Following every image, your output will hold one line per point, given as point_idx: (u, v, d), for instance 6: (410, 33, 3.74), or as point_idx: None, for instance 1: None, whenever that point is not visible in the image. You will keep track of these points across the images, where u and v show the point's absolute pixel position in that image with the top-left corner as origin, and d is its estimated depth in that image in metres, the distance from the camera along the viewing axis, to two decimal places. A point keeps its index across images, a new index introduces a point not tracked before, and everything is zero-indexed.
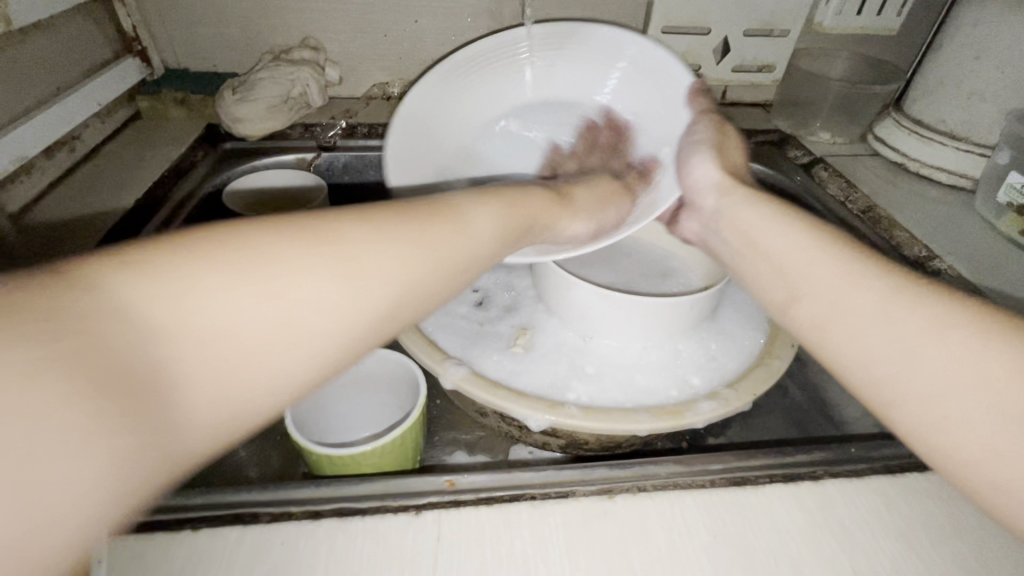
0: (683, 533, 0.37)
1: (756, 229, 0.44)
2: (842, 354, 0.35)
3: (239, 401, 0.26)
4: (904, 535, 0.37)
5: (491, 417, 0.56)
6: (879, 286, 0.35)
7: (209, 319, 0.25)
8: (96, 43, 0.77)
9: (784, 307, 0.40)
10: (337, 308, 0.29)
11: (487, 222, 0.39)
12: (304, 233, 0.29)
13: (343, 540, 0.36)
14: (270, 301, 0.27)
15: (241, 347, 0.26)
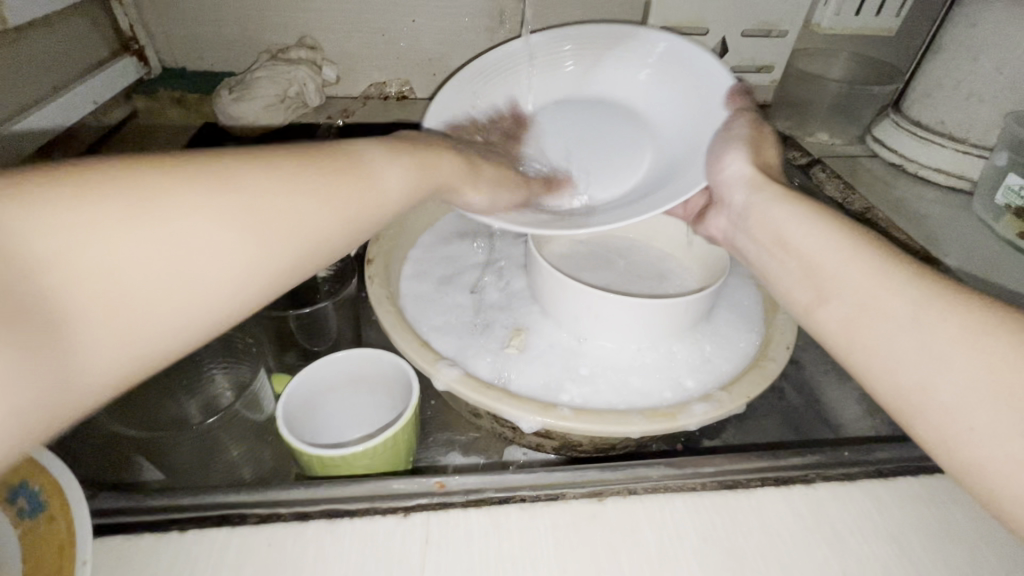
0: (673, 536, 0.36)
1: (784, 226, 0.41)
2: (872, 361, 0.34)
3: (165, 329, 0.28)
4: (896, 538, 0.37)
5: (484, 418, 0.56)
6: (881, 289, 0.34)
7: (135, 251, 0.27)
8: (93, 41, 0.77)
9: (809, 308, 0.38)
10: (258, 250, 0.31)
11: (398, 177, 0.40)
12: (204, 176, 0.30)
13: (331, 541, 0.36)
14: (190, 240, 0.28)
15: (166, 279, 0.28)
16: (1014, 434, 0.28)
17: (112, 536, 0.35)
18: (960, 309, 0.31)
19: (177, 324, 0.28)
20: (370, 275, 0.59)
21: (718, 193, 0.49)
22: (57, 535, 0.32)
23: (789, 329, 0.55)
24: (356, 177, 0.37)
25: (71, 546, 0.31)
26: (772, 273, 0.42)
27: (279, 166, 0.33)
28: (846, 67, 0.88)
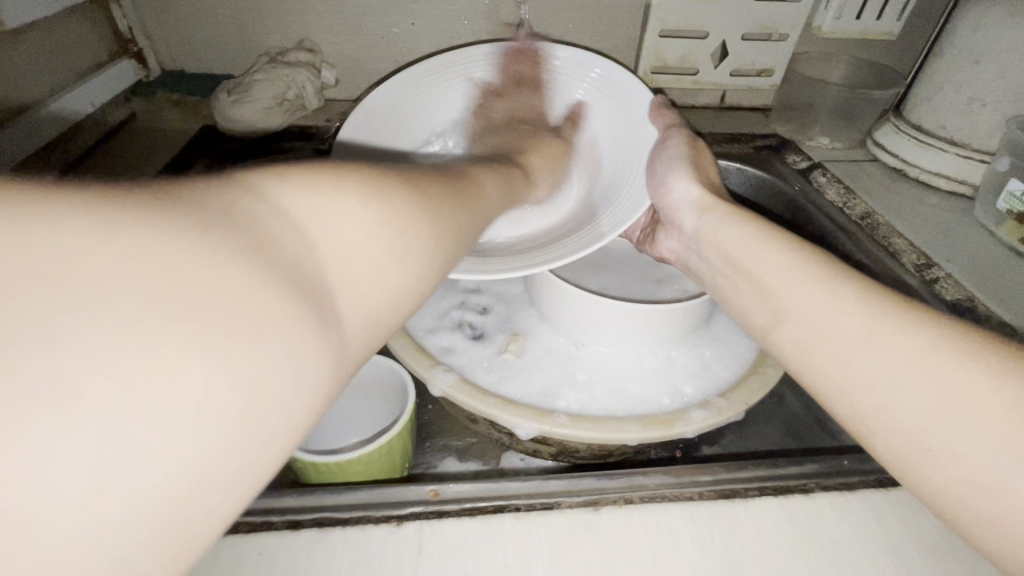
0: (670, 547, 0.36)
1: (731, 246, 0.45)
2: (818, 378, 0.36)
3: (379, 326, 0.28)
4: (897, 551, 0.37)
5: (481, 424, 0.55)
6: (831, 306, 0.36)
7: (363, 245, 0.27)
8: (91, 44, 0.77)
9: (766, 329, 0.40)
10: (441, 247, 0.32)
11: (496, 194, 0.45)
12: (401, 174, 0.32)
13: (322, 551, 0.35)
14: (400, 233, 0.29)
15: (390, 272, 0.28)
16: None
17: None
18: (908, 330, 0.33)
19: (391, 307, 0.28)
20: None
21: (667, 216, 0.53)
22: None
23: None
24: (478, 192, 0.41)
25: None
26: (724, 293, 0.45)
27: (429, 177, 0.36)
28: (847, 71, 0.88)
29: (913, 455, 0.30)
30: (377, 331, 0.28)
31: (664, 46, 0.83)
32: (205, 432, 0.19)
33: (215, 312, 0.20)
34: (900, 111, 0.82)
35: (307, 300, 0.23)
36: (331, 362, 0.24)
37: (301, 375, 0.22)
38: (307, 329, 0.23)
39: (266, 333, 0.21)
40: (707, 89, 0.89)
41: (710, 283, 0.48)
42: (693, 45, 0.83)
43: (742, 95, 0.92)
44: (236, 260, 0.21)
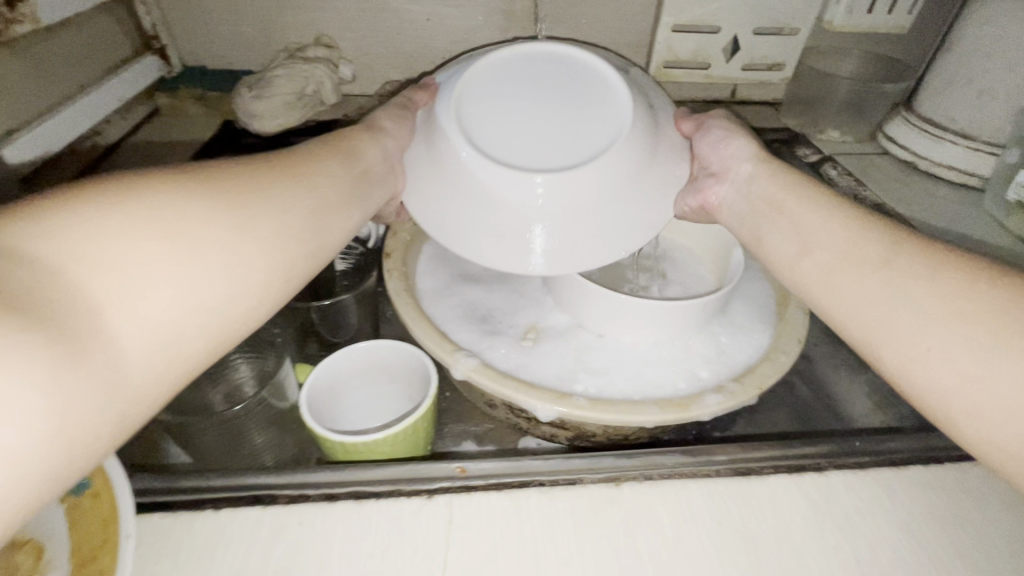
0: (688, 521, 0.38)
1: (783, 193, 0.45)
2: (837, 300, 0.38)
3: (155, 360, 0.28)
4: (908, 526, 0.38)
5: (500, 409, 0.57)
6: (857, 240, 0.39)
7: (90, 269, 0.26)
8: (117, 42, 0.78)
9: (792, 261, 0.42)
10: (225, 252, 0.32)
11: (323, 169, 0.43)
12: (168, 232, 0.30)
13: (358, 520, 0.37)
14: (127, 257, 0.28)
15: (107, 316, 0.26)
16: None
17: (150, 513, 0.37)
18: (928, 265, 0.35)
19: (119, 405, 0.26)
20: (390, 268, 0.60)
21: (718, 167, 0.51)
22: (100, 508, 0.34)
23: (801, 323, 0.56)
24: (277, 179, 0.38)
25: (114, 522, 0.33)
26: (761, 234, 0.46)
27: (245, 192, 0.35)
28: (858, 64, 0.89)
29: (936, 405, 0.33)
30: (163, 373, 0.29)
31: (676, 41, 0.84)
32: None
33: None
34: (910, 104, 0.82)
35: (60, 340, 0.24)
36: (124, 416, 0.27)
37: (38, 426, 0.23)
38: (57, 353, 0.24)
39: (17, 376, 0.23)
40: (719, 83, 0.90)
41: (744, 229, 0.48)
42: (704, 40, 0.84)
43: (752, 89, 0.92)
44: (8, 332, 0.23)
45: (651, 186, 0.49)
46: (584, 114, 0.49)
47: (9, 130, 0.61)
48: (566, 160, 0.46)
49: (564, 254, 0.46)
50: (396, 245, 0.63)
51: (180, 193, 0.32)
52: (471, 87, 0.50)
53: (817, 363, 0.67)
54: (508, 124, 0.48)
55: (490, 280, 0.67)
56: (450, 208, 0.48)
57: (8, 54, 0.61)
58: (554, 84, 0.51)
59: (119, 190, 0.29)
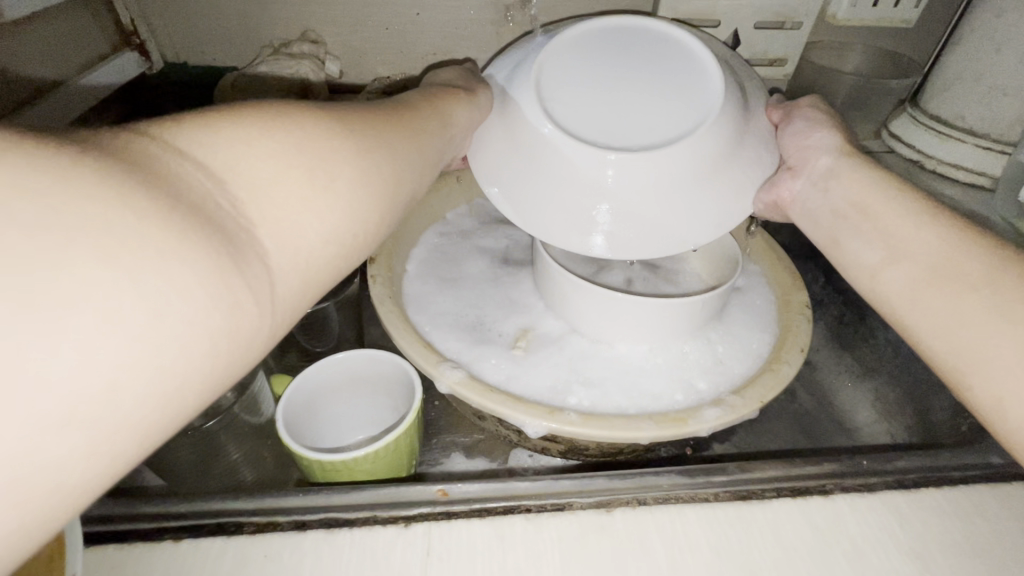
0: (685, 551, 0.35)
1: (873, 195, 0.42)
2: (931, 318, 0.36)
3: (293, 283, 0.28)
4: (919, 554, 0.36)
5: (489, 421, 0.55)
6: (955, 256, 0.36)
7: (246, 187, 0.26)
8: (94, 36, 0.75)
9: (876, 271, 0.40)
10: (356, 192, 0.31)
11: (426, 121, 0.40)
12: (298, 168, 0.28)
13: (329, 550, 0.34)
14: (274, 181, 0.27)
15: (250, 238, 0.25)
16: None
17: (106, 543, 0.34)
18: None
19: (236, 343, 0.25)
20: (374, 273, 0.57)
21: (795, 160, 0.47)
22: (45, 544, 0.31)
23: (804, 331, 0.54)
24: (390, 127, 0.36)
25: (61, 559, 0.30)
26: (838, 238, 0.43)
27: (376, 133, 0.34)
28: (863, 59, 0.86)
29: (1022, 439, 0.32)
30: (295, 298, 0.28)
31: None
32: (157, 333, 0.21)
33: (152, 255, 0.21)
34: (917, 101, 0.80)
35: (225, 248, 0.24)
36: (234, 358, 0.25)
37: (208, 328, 0.23)
38: (225, 261, 0.23)
39: (186, 272, 0.22)
40: None
41: (819, 232, 0.45)
42: (704, 35, 0.81)
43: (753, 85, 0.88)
44: (180, 228, 0.22)
45: (735, 175, 0.45)
46: (674, 91, 0.44)
47: None
48: (648, 139, 0.43)
49: (637, 238, 0.43)
50: (381, 249, 0.60)
51: (322, 123, 0.30)
52: (556, 55, 0.46)
53: (819, 370, 0.64)
54: (590, 97, 0.44)
55: (481, 284, 0.64)
56: (520, 186, 0.45)
57: None
58: (645, 58, 0.46)
59: (264, 117, 0.28)
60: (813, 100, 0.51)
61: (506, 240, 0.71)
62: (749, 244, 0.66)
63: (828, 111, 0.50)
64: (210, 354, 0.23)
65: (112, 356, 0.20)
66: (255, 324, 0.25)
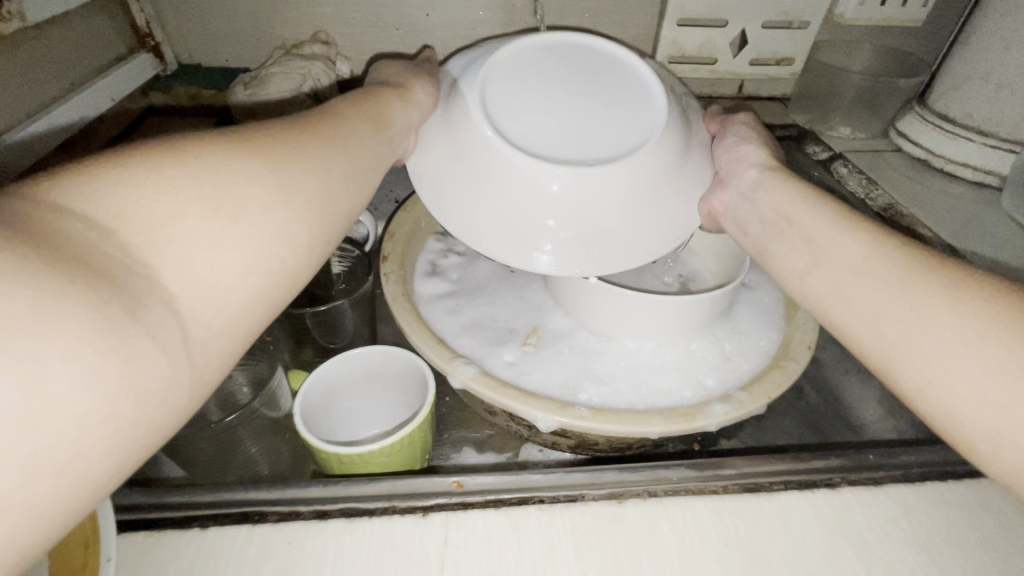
0: (694, 542, 0.36)
1: (795, 202, 0.43)
2: (850, 317, 0.36)
3: (210, 327, 0.26)
4: (925, 545, 0.36)
5: (500, 417, 0.56)
6: (872, 256, 0.36)
7: (139, 236, 0.24)
8: (110, 39, 0.76)
9: (803, 274, 0.40)
10: (274, 224, 0.29)
11: (361, 144, 0.39)
12: (211, 201, 0.26)
13: (351, 539, 0.36)
14: (172, 220, 0.25)
15: (156, 279, 0.24)
16: None
17: (134, 531, 0.36)
18: (951, 282, 0.32)
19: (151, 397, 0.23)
20: (387, 272, 0.58)
21: (725, 172, 0.49)
22: (80, 530, 0.33)
23: (810, 329, 0.54)
24: (320, 150, 0.35)
25: (95, 543, 0.32)
26: (768, 246, 0.44)
27: (299, 158, 0.33)
28: (870, 58, 0.86)
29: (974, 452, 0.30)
30: (217, 345, 0.26)
31: (682, 35, 0.81)
32: (44, 403, 0.20)
33: (27, 319, 0.19)
34: (924, 99, 0.80)
35: (114, 298, 0.22)
36: (153, 409, 0.23)
37: (104, 385, 0.21)
38: (114, 311, 0.22)
39: (69, 336, 0.20)
40: (725, 78, 0.87)
41: (750, 240, 0.46)
42: (711, 34, 0.81)
43: (761, 84, 0.90)
44: (60, 285, 0.21)
45: (668, 196, 0.47)
46: (615, 113, 0.47)
47: None
48: (591, 154, 0.45)
49: (580, 248, 0.44)
50: (393, 249, 0.61)
51: (229, 156, 0.29)
52: (505, 73, 0.48)
53: (826, 368, 0.65)
54: (537, 115, 0.46)
55: (491, 281, 0.65)
56: (457, 186, 0.46)
57: None
58: (586, 78, 0.49)
59: (166, 153, 0.27)
60: (749, 116, 0.53)
61: None
62: None
63: (763, 129, 0.53)
64: (111, 418, 0.22)
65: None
66: (167, 377, 0.24)
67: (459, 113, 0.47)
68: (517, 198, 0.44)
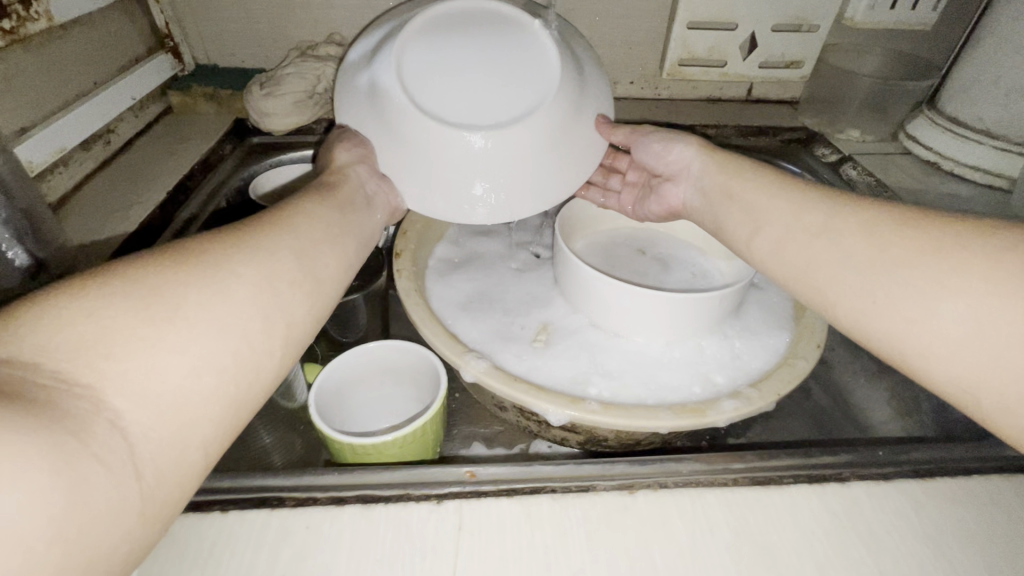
0: (705, 531, 0.36)
1: (733, 180, 0.48)
2: (791, 268, 0.41)
3: (162, 439, 0.26)
4: (934, 539, 0.37)
5: (509, 412, 0.56)
6: (801, 208, 0.42)
7: (81, 359, 0.24)
8: (132, 39, 0.78)
9: (749, 241, 0.45)
10: (218, 317, 0.29)
11: (313, 219, 0.39)
12: (148, 309, 0.27)
13: (366, 525, 0.36)
14: (108, 337, 0.25)
15: (103, 397, 0.24)
16: (977, 330, 0.31)
17: None
18: (895, 225, 0.37)
19: (111, 504, 0.23)
20: (400, 268, 0.59)
21: (670, 170, 0.56)
22: None
23: (820, 328, 0.54)
24: (260, 233, 0.35)
25: None
26: (721, 222, 0.49)
27: (237, 245, 0.33)
28: (879, 61, 0.87)
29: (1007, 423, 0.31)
30: (176, 455, 0.27)
31: (692, 38, 0.82)
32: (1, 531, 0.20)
33: None
34: (934, 102, 0.80)
35: (60, 426, 0.23)
36: (118, 512, 0.24)
37: (59, 501, 0.22)
38: (60, 437, 0.22)
39: (19, 466, 0.21)
40: (735, 81, 0.88)
41: (705, 220, 0.51)
42: (722, 36, 0.82)
43: (769, 87, 0.91)
44: (15, 414, 0.22)
45: (568, 156, 0.48)
46: (513, 73, 0.46)
47: (23, 126, 0.61)
48: (500, 115, 0.45)
49: (502, 206, 0.47)
50: (406, 245, 0.62)
51: (163, 264, 0.29)
52: (413, 31, 0.47)
53: (835, 369, 0.65)
54: (441, 82, 0.45)
55: (503, 278, 0.66)
56: (390, 159, 0.48)
57: (22, 50, 0.61)
58: (483, 34, 0.47)
59: (105, 275, 0.28)
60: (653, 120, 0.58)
61: (525, 239, 0.72)
62: None
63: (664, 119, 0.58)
64: (62, 543, 0.21)
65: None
66: (118, 495, 0.24)
67: (377, 90, 0.47)
68: (444, 164, 0.46)
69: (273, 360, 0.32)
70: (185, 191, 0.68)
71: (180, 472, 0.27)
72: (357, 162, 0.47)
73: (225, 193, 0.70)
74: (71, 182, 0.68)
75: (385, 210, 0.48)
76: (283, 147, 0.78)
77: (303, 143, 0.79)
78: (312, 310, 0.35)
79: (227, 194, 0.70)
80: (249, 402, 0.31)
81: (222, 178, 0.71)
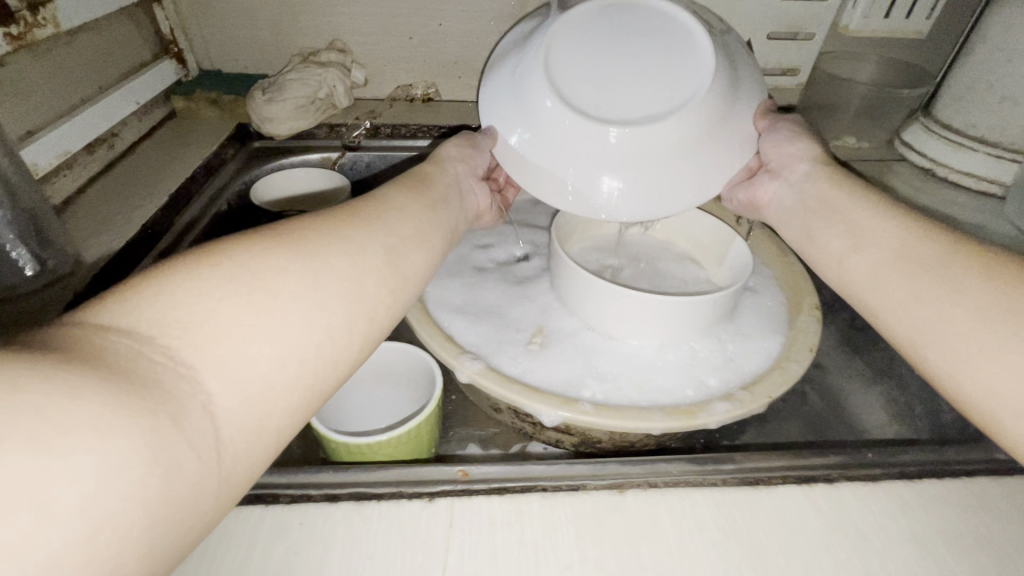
0: (694, 529, 0.37)
1: (838, 193, 0.47)
2: (883, 295, 0.40)
3: (244, 427, 0.27)
4: (921, 540, 0.37)
5: (504, 414, 0.57)
6: (909, 240, 0.40)
7: (185, 341, 0.26)
8: (137, 44, 0.79)
9: (844, 258, 0.44)
10: (308, 306, 0.31)
11: (402, 215, 0.41)
12: (247, 294, 0.29)
13: (360, 522, 0.37)
14: (209, 320, 0.27)
15: (199, 380, 0.25)
16: None
17: None
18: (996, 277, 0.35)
19: (195, 487, 0.24)
20: None
21: (776, 163, 0.52)
22: None
23: (812, 332, 0.55)
24: (354, 226, 0.37)
25: None
26: (813, 231, 0.47)
27: (334, 236, 0.35)
28: (875, 69, 0.88)
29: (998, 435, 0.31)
30: (252, 444, 0.27)
31: None
32: (95, 515, 0.20)
33: (87, 433, 0.21)
34: (929, 109, 0.81)
35: (161, 409, 0.24)
36: (199, 495, 0.25)
37: (151, 485, 0.22)
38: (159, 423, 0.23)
39: (121, 452, 0.21)
40: None
41: (797, 227, 0.50)
42: None
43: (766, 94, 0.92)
44: (120, 399, 0.22)
45: (709, 158, 0.47)
46: (660, 77, 0.46)
47: (28, 130, 0.62)
48: (643, 112, 0.45)
49: (635, 203, 0.46)
50: None
51: (264, 251, 0.31)
52: (565, 28, 0.47)
53: (830, 375, 0.65)
54: (588, 81, 0.46)
55: (500, 281, 0.67)
56: (524, 152, 0.48)
57: (29, 55, 0.62)
58: (637, 36, 0.47)
59: (212, 258, 0.29)
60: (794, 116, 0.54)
61: (521, 244, 0.73)
62: (760, 248, 0.69)
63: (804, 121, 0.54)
64: (145, 527, 0.22)
65: (38, 548, 0.19)
66: (199, 479, 0.25)
67: (521, 85, 0.48)
68: (579, 159, 0.46)
69: (348, 355, 0.33)
70: (185, 193, 0.69)
71: (256, 459, 0.28)
72: (456, 163, 0.53)
73: (224, 197, 0.72)
74: (76, 184, 0.69)
75: (472, 210, 0.54)
76: (284, 152, 0.80)
77: (306, 147, 0.80)
78: (393, 305, 0.36)
79: (226, 197, 0.71)
80: (322, 394, 0.32)
81: (223, 182, 0.73)
